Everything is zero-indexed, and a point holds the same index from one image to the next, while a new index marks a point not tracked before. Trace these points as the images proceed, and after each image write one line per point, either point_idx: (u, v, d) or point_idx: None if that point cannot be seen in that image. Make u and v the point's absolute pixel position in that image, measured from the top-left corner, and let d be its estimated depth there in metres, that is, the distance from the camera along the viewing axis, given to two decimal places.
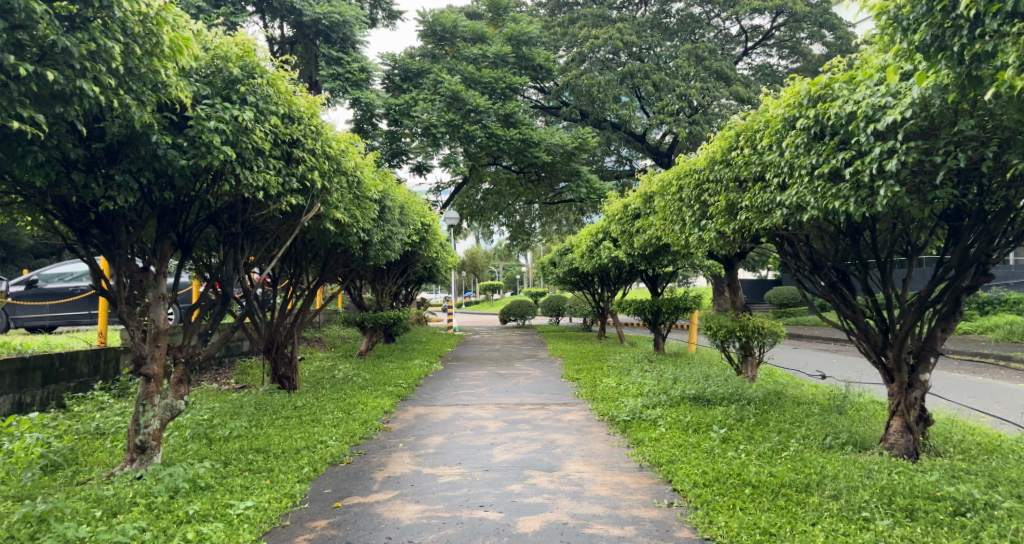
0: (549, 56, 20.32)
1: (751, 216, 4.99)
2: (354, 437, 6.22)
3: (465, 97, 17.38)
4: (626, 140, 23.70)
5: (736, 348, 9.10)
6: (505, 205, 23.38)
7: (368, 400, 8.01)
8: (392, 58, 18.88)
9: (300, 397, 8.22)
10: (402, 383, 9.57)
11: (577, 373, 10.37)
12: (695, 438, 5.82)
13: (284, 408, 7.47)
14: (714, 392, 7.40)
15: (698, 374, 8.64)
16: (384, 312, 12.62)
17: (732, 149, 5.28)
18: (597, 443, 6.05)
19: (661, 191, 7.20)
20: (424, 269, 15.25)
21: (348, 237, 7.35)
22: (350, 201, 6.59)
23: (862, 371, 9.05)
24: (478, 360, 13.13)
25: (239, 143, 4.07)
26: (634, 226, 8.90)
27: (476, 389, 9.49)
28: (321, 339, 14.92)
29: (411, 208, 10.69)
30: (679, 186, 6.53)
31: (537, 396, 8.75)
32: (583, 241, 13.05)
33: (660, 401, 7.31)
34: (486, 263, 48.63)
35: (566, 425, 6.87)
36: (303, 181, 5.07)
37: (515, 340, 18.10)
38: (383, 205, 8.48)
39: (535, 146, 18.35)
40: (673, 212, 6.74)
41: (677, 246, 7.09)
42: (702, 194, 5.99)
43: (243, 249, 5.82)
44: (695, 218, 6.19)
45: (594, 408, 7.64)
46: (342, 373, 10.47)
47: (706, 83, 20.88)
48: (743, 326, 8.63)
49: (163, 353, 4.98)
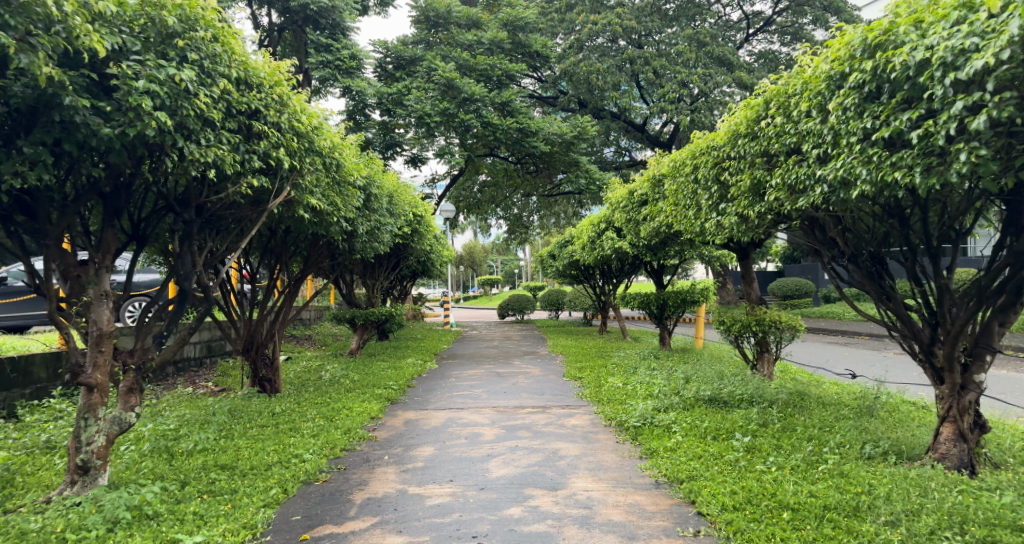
0: (546, 43, 19.67)
1: (782, 194, 4.39)
2: (334, 449, 5.58)
3: (460, 85, 16.65)
4: (625, 130, 23.08)
5: (750, 345, 8.46)
6: (503, 197, 22.76)
7: (354, 405, 7.36)
8: (384, 45, 18.11)
9: (280, 402, 7.57)
10: (392, 385, 8.91)
11: (579, 372, 9.75)
12: (716, 447, 5.19)
13: (260, 415, 6.81)
14: (732, 394, 6.76)
15: (710, 373, 7.99)
16: (375, 309, 11.98)
17: (758, 121, 4.68)
18: (606, 453, 5.41)
19: (673, 172, 6.54)
20: (418, 263, 14.61)
21: (328, 227, 6.71)
22: (327, 186, 5.95)
23: (888, 369, 8.41)
24: (474, 358, 12.52)
25: (177, 110, 3.41)
26: (641, 213, 8.23)
27: (472, 390, 8.84)
28: (311, 337, 14.30)
29: (402, 196, 10.04)
30: (694, 165, 5.90)
31: (537, 397, 8.11)
32: (584, 233, 12.46)
33: (673, 403, 6.70)
34: (484, 259, 48.12)
35: (569, 432, 6.23)
36: (266, 160, 4.43)
37: (514, 335, 17.50)
38: (370, 194, 7.83)
39: (532, 135, 17.67)
40: (687, 195, 6.10)
41: (692, 234, 6.45)
42: (722, 173, 5.38)
43: (206, 240, 5.17)
44: (713, 200, 5.59)
45: (600, 412, 7.00)
46: (329, 373, 9.83)
47: (708, 69, 20.20)
48: (760, 321, 7.99)
49: (107, 360, 4.32)
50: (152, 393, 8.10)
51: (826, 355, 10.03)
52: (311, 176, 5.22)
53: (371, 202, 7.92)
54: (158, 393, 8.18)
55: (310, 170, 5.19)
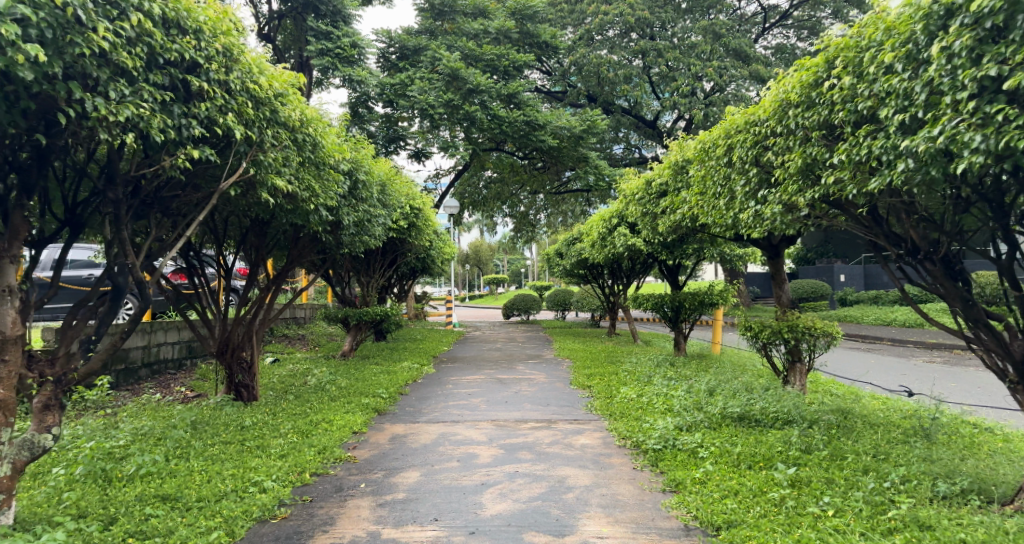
0: (555, 33, 18.84)
1: (848, 176, 3.57)
2: (302, 474, 4.77)
3: (465, 75, 15.80)
4: (636, 125, 22.25)
5: (779, 354, 7.57)
6: (509, 194, 21.93)
7: (335, 418, 6.54)
8: (388, 34, 17.29)
9: (254, 412, 6.78)
10: (382, 392, 8.10)
11: (588, 380, 8.92)
12: (754, 481, 4.36)
13: (227, 429, 6.00)
14: (765, 411, 5.91)
15: (736, 385, 7.11)
16: (370, 308, 11.19)
17: (815, 86, 3.86)
18: (622, 485, 4.57)
19: (700, 156, 5.68)
20: (417, 260, 13.79)
21: (305, 216, 5.92)
22: (299, 167, 5.16)
23: (935, 385, 7.54)
24: (475, 361, 11.71)
25: (65, 48, 2.75)
26: (659, 205, 7.37)
27: (470, 399, 8.02)
28: (304, 337, 13.54)
29: (398, 186, 9.24)
30: (729, 146, 5.06)
31: (542, 409, 7.29)
32: (593, 228, 11.61)
33: (697, 421, 5.85)
34: (490, 258, 47.37)
35: (577, 454, 5.40)
36: (214, 127, 3.66)
37: (519, 337, 16.67)
38: (357, 182, 7.03)
39: (540, 129, 16.82)
40: (718, 180, 5.27)
41: (723, 227, 5.60)
42: (766, 153, 4.55)
43: (151, 225, 4.37)
44: (752, 185, 4.76)
45: (613, 429, 6.15)
46: (315, 378, 9.04)
47: (724, 62, 19.34)
48: (792, 327, 7.13)
49: (13, 372, 3.50)
50: (115, 400, 7.32)
51: (862, 367, 9.12)
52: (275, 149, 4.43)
53: (358, 191, 7.11)
54: (123, 401, 7.42)
55: (273, 144, 4.40)
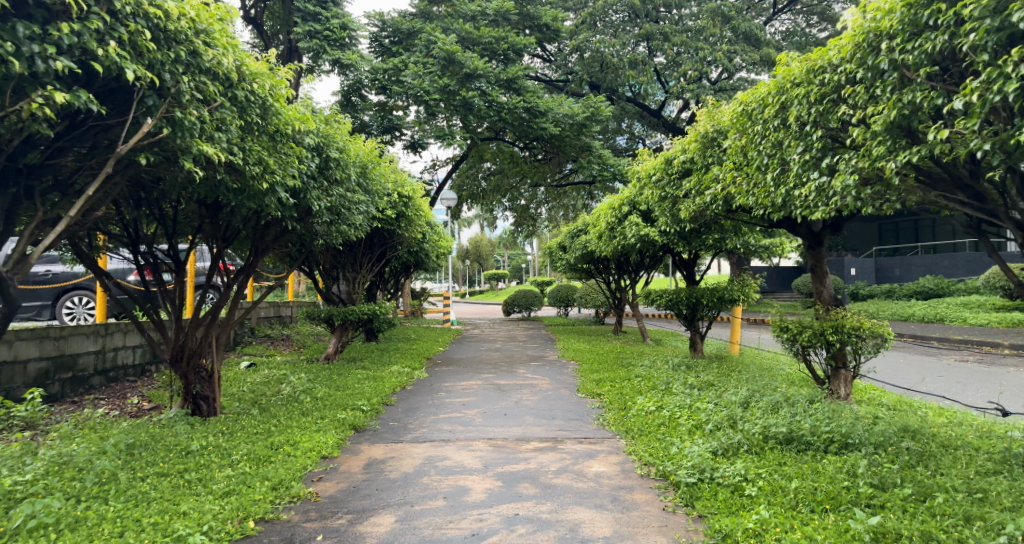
0: (557, 15, 17.71)
1: (979, 123, 2.71)
2: (242, 523, 3.79)
3: (462, 59, 14.76)
4: (640, 115, 21.24)
5: (820, 360, 6.51)
6: (509, 187, 20.80)
7: (301, 439, 5.52)
8: (381, 17, 16.22)
9: (206, 432, 5.76)
10: (364, 403, 7.06)
11: (598, 387, 7.91)
12: (824, 535, 3.34)
13: (168, 455, 4.99)
14: (817, 430, 4.89)
15: (772, 396, 6.08)
16: (356, 307, 10.18)
17: (926, 5, 2.97)
18: (650, 536, 3.57)
19: (739, 121, 4.66)
20: (409, 256, 12.75)
21: (259, 201, 4.91)
22: (241, 135, 4.16)
23: (1004, 397, 6.49)
24: (471, 364, 10.72)
25: None
26: (682, 188, 6.36)
27: (463, 411, 7.01)
28: (288, 338, 12.56)
29: (383, 171, 8.25)
30: (781, 103, 4.05)
31: (546, 424, 6.30)
32: (600, 218, 10.56)
33: (737, 445, 4.80)
34: (491, 252, 46.36)
35: (590, 488, 4.39)
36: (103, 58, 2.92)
37: (521, 335, 15.70)
38: (326, 162, 6.03)
39: (541, 116, 15.72)
40: (765, 149, 4.27)
41: (770, 207, 4.59)
42: (839, 107, 3.57)
43: (39, 206, 3.39)
44: (817, 149, 3.75)
45: (632, 453, 5.13)
46: (290, 387, 8.02)
47: (734, 46, 18.33)
48: (837, 328, 6.08)
49: None
50: (50, 417, 6.31)
51: (913, 373, 8.04)
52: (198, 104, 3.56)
53: (329, 171, 6.11)
54: (60, 417, 6.43)
55: (195, 100, 3.44)
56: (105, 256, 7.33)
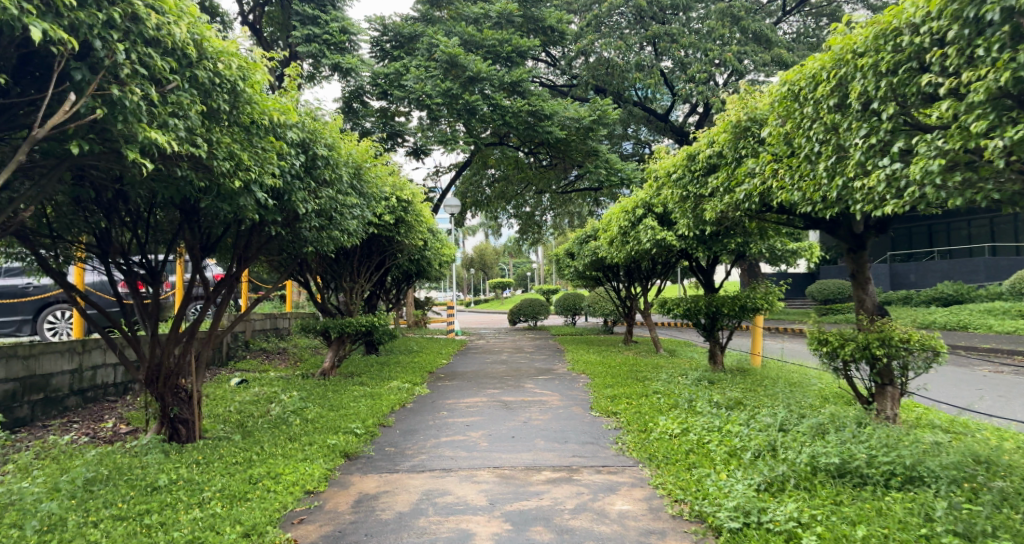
0: (562, 17, 17.10)
1: None
2: None
3: (464, 62, 14.19)
4: (647, 119, 20.61)
5: (863, 376, 5.85)
6: (514, 194, 20.23)
7: (284, 471, 4.90)
8: (381, 20, 15.71)
9: (181, 463, 5.14)
10: (358, 426, 6.43)
11: (614, 405, 7.25)
12: None
13: (131, 493, 4.37)
14: (875, 462, 4.22)
15: (813, 418, 5.42)
16: (354, 319, 9.57)
17: None
18: None
19: (783, 103, 4.30)
20: (410, 264, 12.12)
21: (234, 203, 4.33)
22: (201, 122, 3.58)
23: None
24: (476, 379, 10.08)
25: None
26: (707, 185, 5.75)
27: (468, 433, 6.39)
28: (284, 352, 11.97)
29: (379, 172, 7.66)
30: (839, 77, 3.71)
31: (559, 449, 5.67)
32: (612, 223, 9.94)
33: (782, 479, 4.16)
34: (496, 261, 45.66)
35: (614, 533, 3.76)
36: None
37: (527, 346, 15.06)
38: (313, 159, 5.43)
39: (546, 120, 15.10)
40: (806, 127, 4.02)
41: (820, 201, 4.04)
42: (922, 76, 3.28)
43: None
44: (886, 132, 3.41)
45: (660, 486, 4.48)
46: (280, 407, 7.39)
47: (744, 47, 17.64)
48: (885, 341, 5.40)
49: None
50: (11, 445, 5.71)
51: (962, 391, 7.32)
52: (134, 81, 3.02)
53: (317, 170, 5.50)
54: (24, 445, 5.83)
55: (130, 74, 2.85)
56: (79, 266, 6.76)
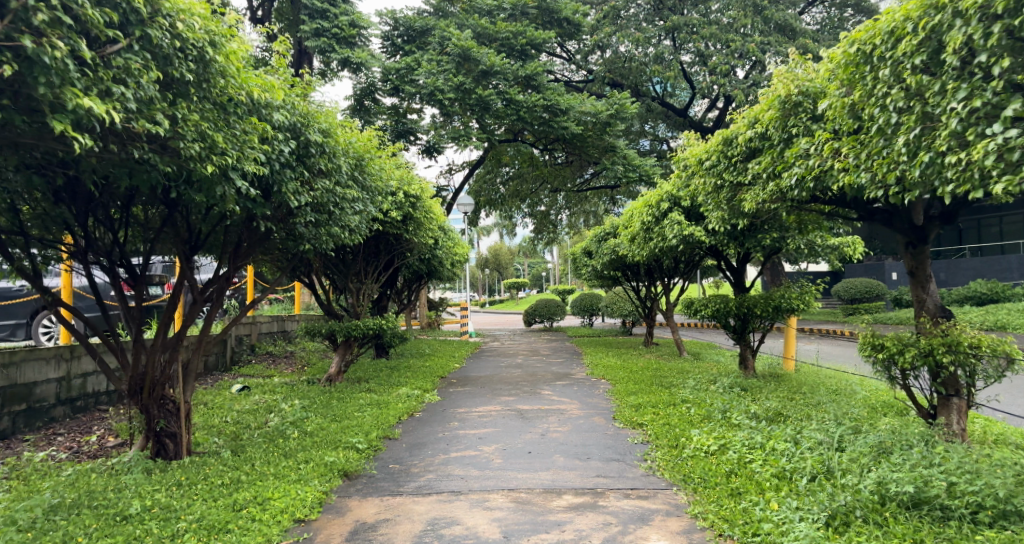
0: (577, 8, 16.40)
1: None
2: None
3: (477, 55, 13.58)
4: (665, 114, 19.88)
5: (922, 386, 5.19)
6: (529, 192, 19.58)
7: (273, 496, 4.35)
8: (393, 15, 15.17)
9: (160, 485, 4.61)
10: (359, 440, 5.87)
11: (639, 416, 6.60)
12: None
13: (96, 523, 3.85)
14: (957, 492, 3.57)
15: (871, 435, 4.76)
16: (361, 321, 9.03)
17: None
18: None
19: (849, 69, 4.01)
20: (420, 264, 11.55)
21: (211, 193, 3.82)
22: (154, 93, 3.04)
23: None
24: (489, 384, 9.51)
25: None
26: (748, 171, 5.11)
27: (479, 447, 5.82)
28: (291, 356, 11.49)
29: (383, 163, 7.11)
30: (931, 27, 3.36)
31: (582, 467, 5.08)
32: (633, 218, 9.29)
33: (847, 510, 3.56)
34: (511, 261, 44.95)
35: None
36: None
37: (543, 349, 14.42)
38: (305, 147, 4.87)
39: (561, 115, 14.47)
40: (879, 91, 3.72)
41: (895, 183, 3.72)
42: None
43: None
44: (997, 92, 3.07)
45: (702, 517, 3.86)
46: (278, 418, 6.84)
47: (767, 37, 16.82)
48: (950, 346, 4.74)
49: None
50: None
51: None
52: (51, 31, 2.55)
53: (310, 159, 4.95)
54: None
55: None
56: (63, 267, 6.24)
